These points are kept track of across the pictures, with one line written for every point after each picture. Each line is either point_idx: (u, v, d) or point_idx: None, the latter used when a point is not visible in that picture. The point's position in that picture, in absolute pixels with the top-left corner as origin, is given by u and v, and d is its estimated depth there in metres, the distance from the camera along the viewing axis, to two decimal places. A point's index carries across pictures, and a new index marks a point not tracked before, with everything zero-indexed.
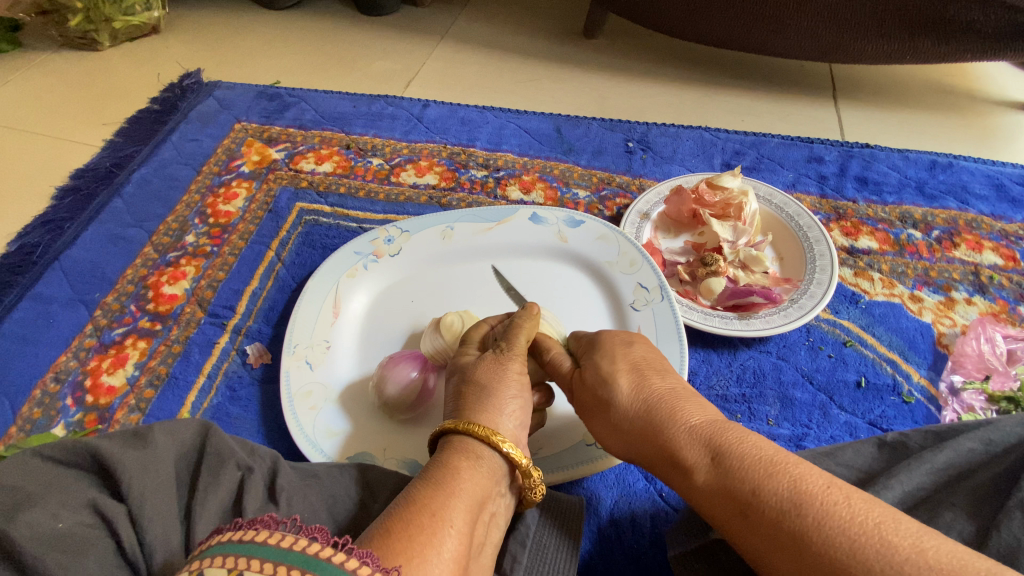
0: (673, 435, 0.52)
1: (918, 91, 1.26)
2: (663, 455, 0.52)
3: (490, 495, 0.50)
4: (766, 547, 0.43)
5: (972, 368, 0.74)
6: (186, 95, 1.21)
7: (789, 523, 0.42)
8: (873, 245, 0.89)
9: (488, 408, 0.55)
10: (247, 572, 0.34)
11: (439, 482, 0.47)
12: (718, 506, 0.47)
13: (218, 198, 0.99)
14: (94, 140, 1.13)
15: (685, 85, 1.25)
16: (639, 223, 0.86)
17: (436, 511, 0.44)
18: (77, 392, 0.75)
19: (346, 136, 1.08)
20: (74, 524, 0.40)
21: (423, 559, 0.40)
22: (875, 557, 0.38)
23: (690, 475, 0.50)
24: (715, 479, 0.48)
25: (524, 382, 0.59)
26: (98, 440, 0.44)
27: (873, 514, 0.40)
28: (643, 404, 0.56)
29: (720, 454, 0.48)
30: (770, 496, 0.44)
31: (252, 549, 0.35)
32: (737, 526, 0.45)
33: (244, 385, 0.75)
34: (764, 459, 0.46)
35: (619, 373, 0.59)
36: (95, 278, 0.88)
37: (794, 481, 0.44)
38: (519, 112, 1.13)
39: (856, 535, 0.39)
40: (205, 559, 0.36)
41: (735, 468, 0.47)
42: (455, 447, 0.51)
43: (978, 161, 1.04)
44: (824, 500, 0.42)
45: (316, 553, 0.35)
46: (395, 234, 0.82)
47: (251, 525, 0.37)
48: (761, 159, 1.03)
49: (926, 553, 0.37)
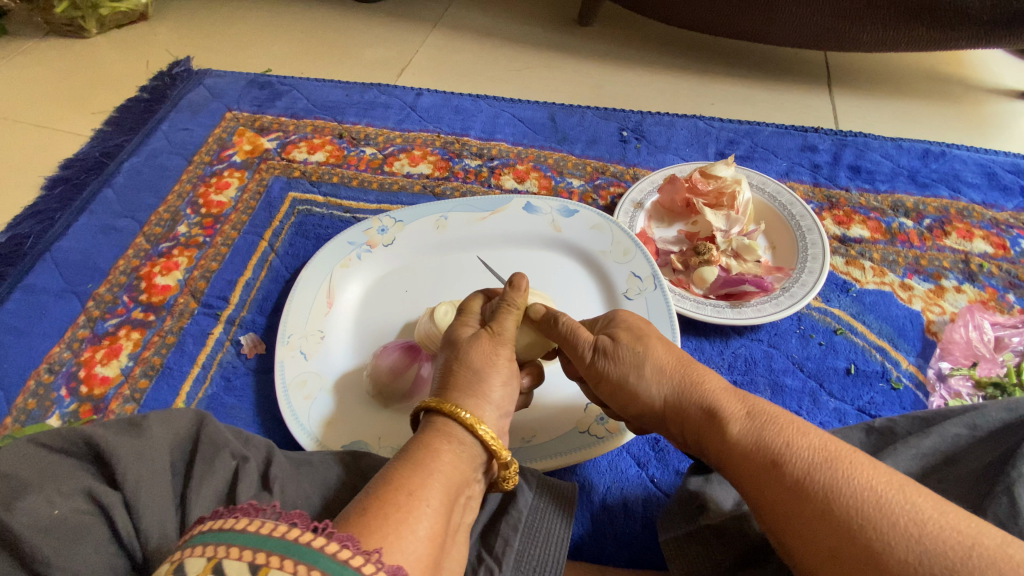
0: (709, 391, 0.53)
1: (912, 79, 1.26)
2: (697, 409, 0.53)
3: (466, 480, 0.50)
4: (791, 499, 0.43)
5: (960, 355, 0.75)
6: (175, 83, 1.19)
7: (819, 474, 0.42)
8: (865, 234, 0.90)
9: (476, 393, 0.55)
10: (226, 560, 0.34)
11: (418, 462, 0.48)
12: (747, 458, 0.47)
13: (210, 188, 0.98)
14: (83, 130, 1.12)
15: (679, 73, 1.24)
16: (633, 213, 0.86)
17: (413, 491, 0.45)
18: (72, 383, 0.75)
19: (339, 126, 1.07)
20: (69, 511, 0.40)
21: (397, 537, 0.41)
22: (900, 513, 0.39)
23: (723, 425, 0.50)
24: (746, 431, 0.48)
25: (511, 368, 0.59)
26: (94, 428, 0.44)
27: (897, 478, 0.41)
28: (678, 361, 0.56)
29: (757, 411, 0.49)
30: (803, 450, 0.44)
31: (230, 537, 0.35)
32: (764, 476, 0.45)
33: (238, 374, 0.75)
34: (797, 420, 0.47)
35: (654, 336, 0.59)
36: (86, 269, 0.87)
37: (825, 441, 0.45)
38: (513, 100, 1.12)
39: (882, 491, 0.40)
40: (185, 550, 0.36)
41: (769, 424, 0.48)
42: (438, 429, 0.52)
43: (970, 150, 1.04)
44: (854, 459, 0.43)
45: (295, 538, 0.35)
46: (388, 224, 0.82)
47: (231, 513, 0.37)
48: (755, 148, 1.03)
49: (947, 515, 0.38)
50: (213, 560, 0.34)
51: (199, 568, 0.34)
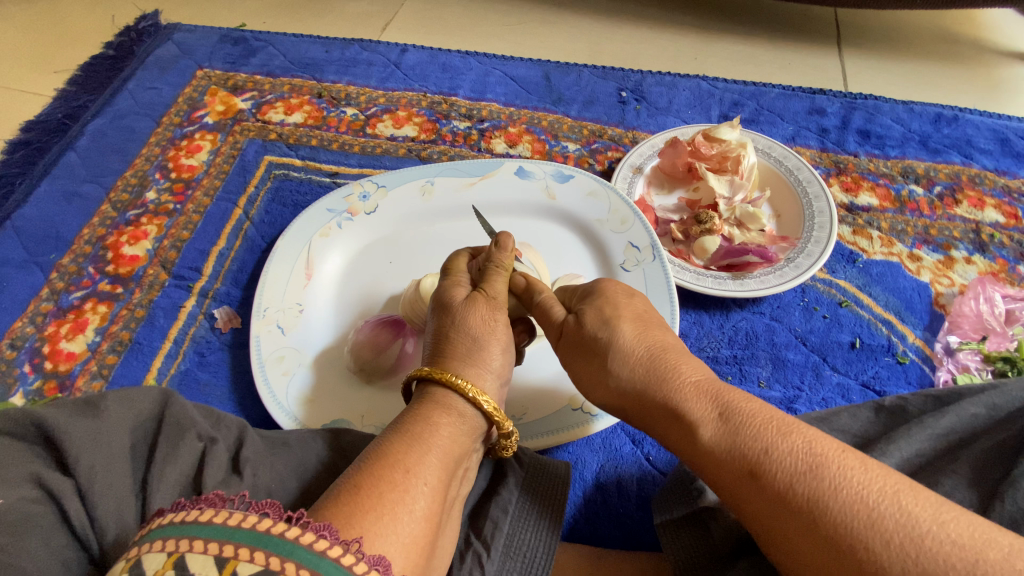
0: (677, 389, 0.48)
1: (924, 39, 1.19)
2: (665, 410, 0.48)
3: (465, 453, 0.48)
4: (773, 513, 0.39)
5: (969, 329, 0.72)
6: (142, 39, 1.10)
7: (802, 486, 0.38)
8: (874, 202, 0.86)
9: (476, 362, 0.52)
10: (189, 554, 0.31)
11: (416, 436, 0.45)
12: (723, 466, 0.43)
13: (180, 151, 0.92)
14: (44, 89, 1.04)
15: (681, 30, 1.16)
16: (631, 178, 0.82)
17: (410, 468, 0.42)
18: (36, 359, 0.70)
19: (318, 84, 1.00)
20: (16, 500, 0.37)
21: (394, 517, 0.38)
22: (894, 528, 0.34)
23: (693, 429, 0.46)
24: (718, 436, 0.44)
25: (510, 334, 0.56)
26: (45, 409, 0.40)
27: (890, 481, 0.37)
28: (645, 353, 0.52)
29: (730, 410, 0.44)
30: (783, 456, 0.40)
31: (194, 530, 0.32)
32: (743, 487, 0.41)
33: (213, 350, 0.71)
34: (775, 419, 0.43)
35: (621, 320, 0.55)
36: (49, 239, 0.82)
37: (809, 442, 0.40)
38: (505, 57, 1.05)
39: (873, 503, 0.36)
40: (144, 544, 0.32)
41: (744, 425, 0.43)
42: (437, 401, 0.48)
43: (984, 114, 0.99)
44: (840, 464, 0.38)
45: (267, 529, 0.32)
46: (371, 190, 0.77)
47: (196, 504, 0.34)
48: (760, 111, 0.97)
49: (947, 526, 0.34)
50: (174, 554, 0.31)
51: (158, 563, 0.31)
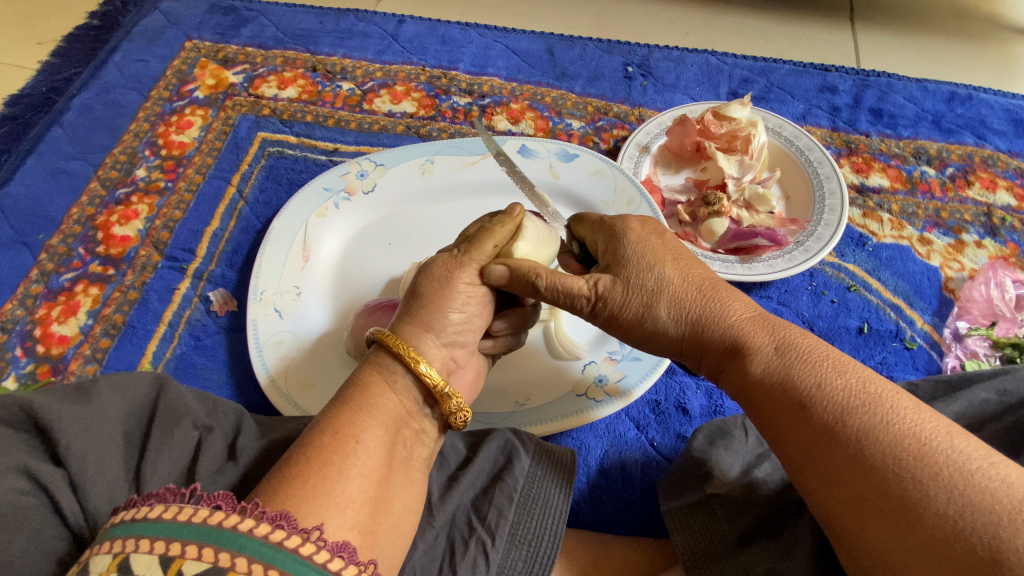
0: (730, 325, 0.45)
1: (938, 14, 1.15)
2: (716, 345, 0.45)
3: (407, 414, 0.46)
4: (819, 445, 0.37)
5: (979, 314, 0.71)
6: (128, 8, 1.06)
7: (852, 420, 0.36)
8: (885, 183, 0.84)
9: (416, 321, 0.50)
10: (134, 554, 0.30)
11: (347, 400, 0.44)
12: (771, 397, 0.40)
13: (170, 127, 0.88)
14: (28, 62, 1.00)
15: (689, 3, 1.12)
16: (637, 157, 0.79)
17: (339, 430, 0.41)
18: (27, 342, 0.69)
19: (312, 57, 0.96)
20: (6, 492, 0.35)
21: (322, 478, 0.37)
22: (944, 462, 0.33)
23: (744, 361, 0.43)
24: (770, 371, 0.41)
25: (470, 293, 0.52)
26: (35, 397, 0.39)
27: (942, 423, 0.35)
28: (698, 289, 0.47)
29: (787, 345, 0.42)
30: (836, 391, 0.38)
31: (142, 528, 0.31)
32: (789, 419, 0.39)
33: (209, 333, 0.70)
34: (831, 355, 0.40)
35: (665, 262, 0.48)
36: (37, 218, 0.79)
37: (862, 380, 0.38)
38: (506, 30, 1.01)
39: (926, 437, 0.34)
40: (94, 547, 0.32)
41: (802, 358, 0.40)
42: (374, 363, 0.47)
43: (997, 93, 0.96)
44: (895, 403, 0.36)
45: (217, 523, 0.31)
46: (368, 168, 0.75)
47: (146, 500, 0.33)
48: (770, 88, 0.94)
49: (996, 466, 0.33)
50: (119, 556, 0.30)
51: (102, 566, 0.30)
